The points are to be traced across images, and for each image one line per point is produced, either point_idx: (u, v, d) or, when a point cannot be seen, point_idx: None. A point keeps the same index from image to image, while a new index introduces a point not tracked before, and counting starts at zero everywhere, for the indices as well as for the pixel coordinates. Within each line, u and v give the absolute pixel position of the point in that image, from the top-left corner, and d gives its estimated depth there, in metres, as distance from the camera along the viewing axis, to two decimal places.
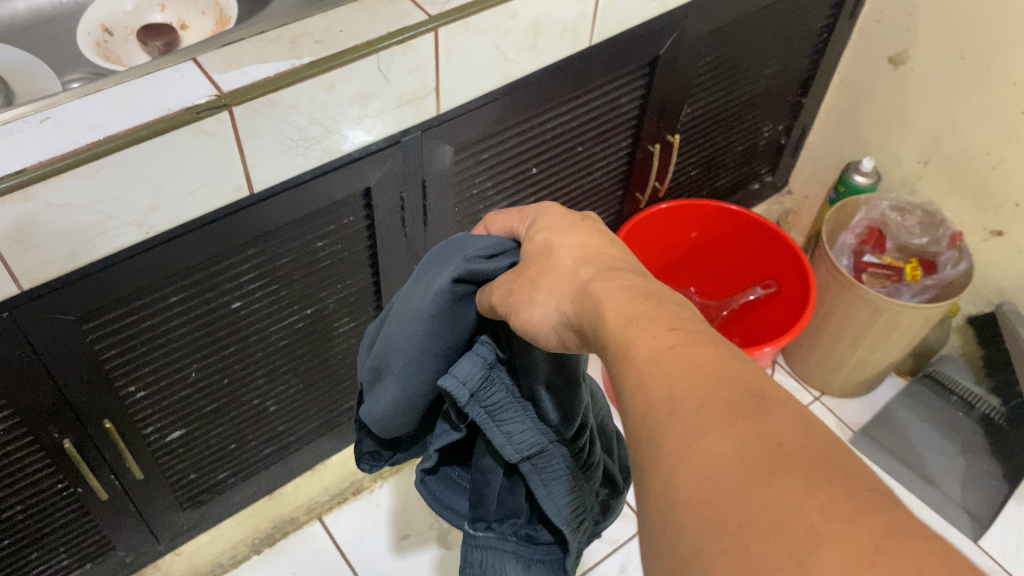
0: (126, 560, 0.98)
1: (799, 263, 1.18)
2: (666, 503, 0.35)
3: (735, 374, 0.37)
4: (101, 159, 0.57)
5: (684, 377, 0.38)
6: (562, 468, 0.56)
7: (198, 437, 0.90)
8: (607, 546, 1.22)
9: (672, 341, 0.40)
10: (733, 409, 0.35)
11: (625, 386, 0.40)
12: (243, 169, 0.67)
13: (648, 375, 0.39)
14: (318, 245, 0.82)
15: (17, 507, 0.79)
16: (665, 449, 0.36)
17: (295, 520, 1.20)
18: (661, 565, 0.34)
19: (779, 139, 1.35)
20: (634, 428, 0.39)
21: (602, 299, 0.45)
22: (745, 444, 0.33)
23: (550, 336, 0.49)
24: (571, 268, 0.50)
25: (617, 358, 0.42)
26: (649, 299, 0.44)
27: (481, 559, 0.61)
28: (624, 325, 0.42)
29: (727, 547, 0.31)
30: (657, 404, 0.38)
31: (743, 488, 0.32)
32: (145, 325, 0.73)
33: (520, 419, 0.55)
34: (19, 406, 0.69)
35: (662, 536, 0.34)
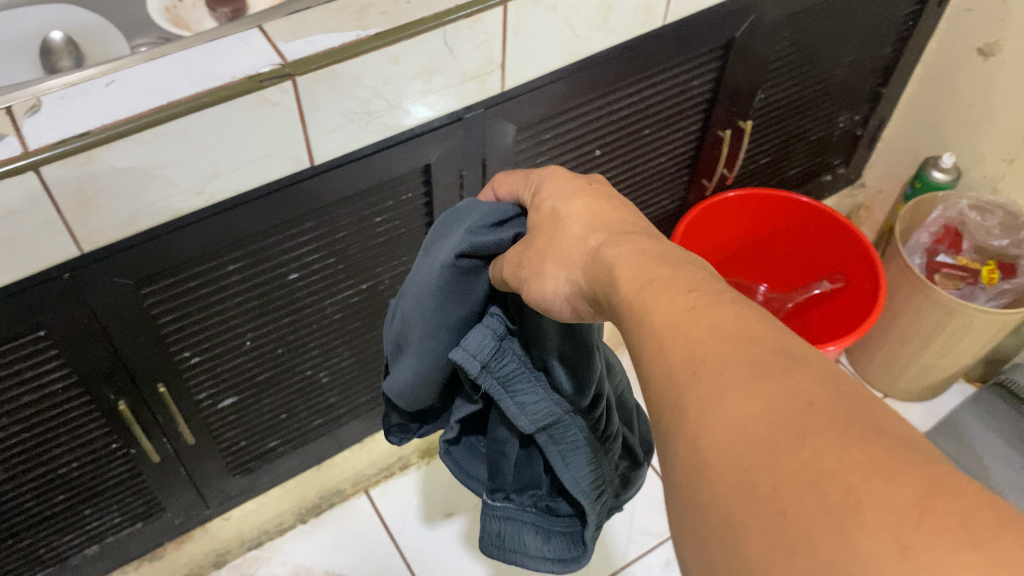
0: (175, 521, 1.00)
1: (869, 259, 1.14)
2: (692, 470, 0.33)
3: (759, 333, 0.35)
4: (162, 124, 0.57)
5: (705, 336, 0.35)
6: (578, 438, 0.55)
7: (249, 405, 0.91)
8: (653, 539, 1.20)
9: (688, 302, 0.37)
10: (757, 367, 0.33)
11: (642, 361, 0.38)
12: (305, 141, 0.66)
13: (667, 338, 0.37)
14: (375, 220, 0.81)
15: (72, 464, 0.80)
16: (689, 413, 0.34)
17: (342, 492, 1.20)
18: (690, 536, 0.32)
19: (854, 130, 1.30)
20: (656, 400, 0.36)
21: (614, 266, 0.43)
22: (772, 405, 0.31)
23: (563, 307, 0.48)
24: (579, 235, 0.47)
25: (633, 325, 0.40)
26: (666, 260, 0.41)
27: (500, 529, 0.63)
28: (638, 290, 0.40)
29: (760, 514, 0.29)
30: (677, 367, 0.35)
31: (773, 450, 0.30)
32: (202, 293, 0.73)
33: (534, 389, 0.54)
34: (76, 366, 0.70)
35: (690, 505, 0.32)
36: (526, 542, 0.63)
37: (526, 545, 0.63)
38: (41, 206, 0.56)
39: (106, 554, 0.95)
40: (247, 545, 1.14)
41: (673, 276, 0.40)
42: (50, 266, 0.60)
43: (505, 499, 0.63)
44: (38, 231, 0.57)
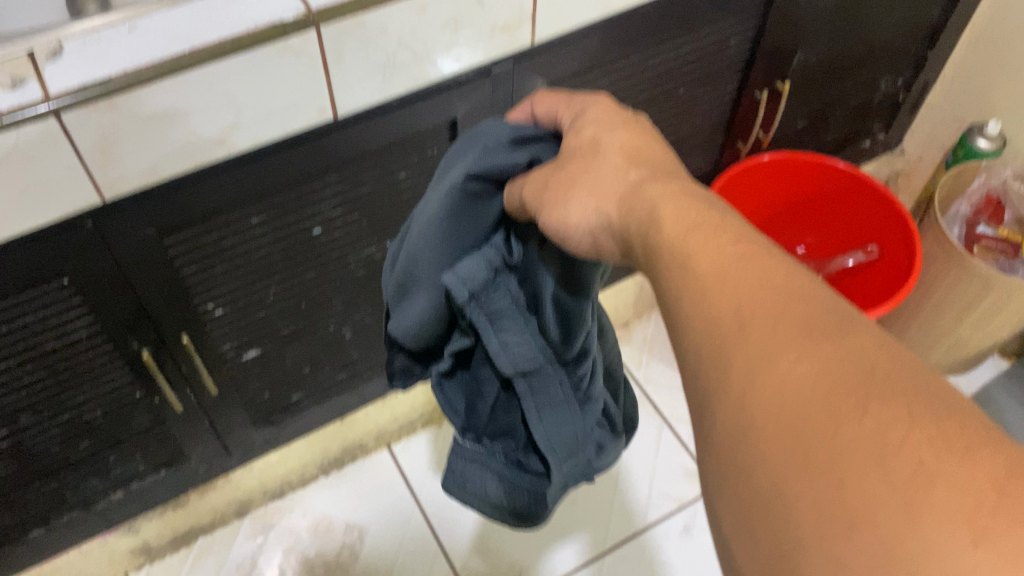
0: (199, 470, 1.01)
1: (906, 230, 1.11)
2: (735, 431, 0.32)
3: (812, 295, 0.34)
4: (187, 71, 0.56)
5: (754, 291, 0.34)
6: (558, 394, 0.56)
7: (273, 358, 0.91)
8: (672, 504, 1.19)
9: (732, 252, 0.36)
10: (811, 330, 0.32)
11: (675, 312, 0.37)
12: (329, 92, 0.64)
13: (710, 287, 0.35)
14: (400, 176, 0.79)
15: (97, 411, 0.81)
16: (735, 369, 0.33)
17: (364, 447, 1.21)
18: (728, 498, 0.32)
19: (897, 94, 1.25)
20: (692, 354, 0.35)
21: (654, 206, 0.41)
22: (830, 370, 0.30)
23: (583, 239, 0.45)
24: (619, 166, 0.45)
25: (669, 270, 0.38)
26: (707, 208, 0.40)
27: (463, 470, 0.66)
28: (682, 235, 0.38)
29: (814, 483, 0.29)
30: (723, 320, 0.34)
31: (831, 417, 0.29)
32: (225, 245, 0.73)
33: (518, 331, 0.53)
34: (99, 313, 0.70)
35: (730, 466, 0.32)
36: (486, 486, 0.66)
37: (487, 489, 0.66)
38: (63, 152, 0.55)
39: (132, 499, 0.97)
40: (269, 495, 1.16)
41: (717, 224, 0.39)
42: (71, 213, 0.60)
43: (478, 442, 0.65)
44: (61, 177, 0.57)
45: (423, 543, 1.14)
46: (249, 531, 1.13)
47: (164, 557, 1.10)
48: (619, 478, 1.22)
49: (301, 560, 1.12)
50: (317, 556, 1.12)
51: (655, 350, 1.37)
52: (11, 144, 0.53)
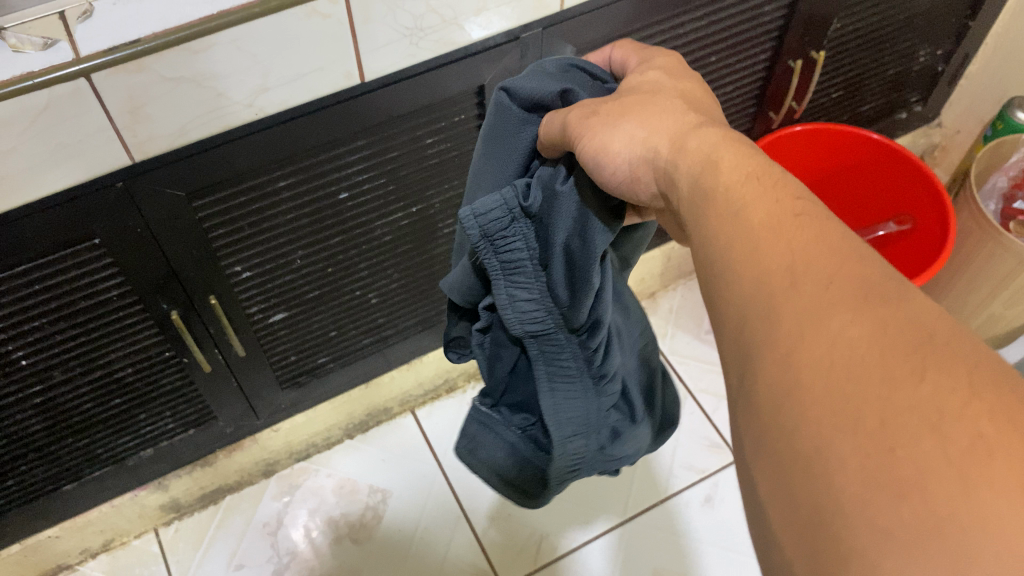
0: (227, 430, 1.03)
1: (939, 202, 1.09)
2: (781, 389, 0.31)
3: (871, 258, 0.33)
4: (214, 34, 0.56)
5: (810, 251, 0.33)
6: (570, 367, 0.57)
7: (300, 320, 0.92)
8: (695, 475, 1.20)
9: (786, 208, 0.36)
10: (869, 290, 0.31)
11: (715, 263, 0.36)
12: (355, 55, 0.64)
13: (762, 239, 0.35)
14: (427, 142, 0.79)
15: (127, 369, 0.82)
16: (784, 326, 0.32)
17: (389, 411, 1.23)
18: (767, 458, 0.31)
19: (935, 66, 1.22)
20: (734, 308, 0.35)
21: (710, 151, 0.40)
22: (886, 333, 0.29)
23: (620, 168, 0.45)
24: (678, 107, 0.45)
25: (718, 217, 0.37)
26: (762, 162, 0.39)
27: (474, 435, 0.66)
28: (739, 182, 0.38)
29: (863, 447, 0.27)
30: (773, 274, 0.33)
31: (885, 381, 0.28)
32: (255, 208, 0.74)
33: (530, 288, 0.54)
34: (130, 274, 0.71)
35: (772, 425, 0.31)
36: (495, 456, 0.66)
37: (495, 458, 0.66)
38: (92, 113, 0.56)
39: (160, 457, 0.99)
40: (295, 457, 1.18)
41: (777, 181, 0.38)
42: (100, 173, 0.60)
43: (493, 408, 0.66)
44: (90, 137, 0.57)
45: (445, 507, 1.16)
46: (276, 490, 1.16)
47: (193, 514, 1.13)
48: None
49: (326, 521, 1.14)
50: (342, 518, 1.14)
51: (680, 321, 1.36)
52: (43, 105, 0.53)
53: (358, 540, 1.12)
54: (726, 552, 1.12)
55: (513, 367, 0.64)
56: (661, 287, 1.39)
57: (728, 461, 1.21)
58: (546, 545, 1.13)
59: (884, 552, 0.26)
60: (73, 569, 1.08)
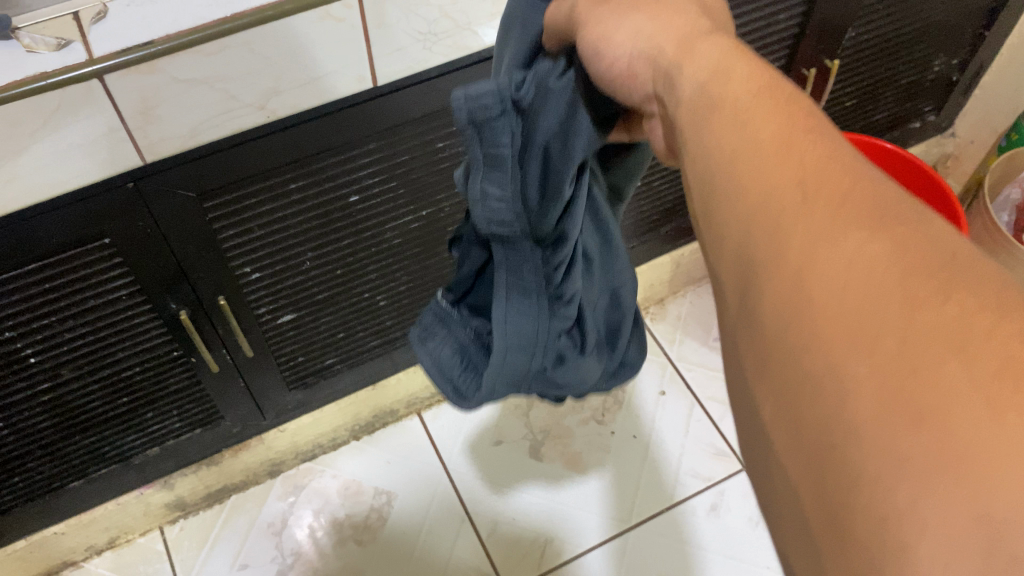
0: (233, 429, 1.03)
1: (953, 214, 1.07)
2: (783, 304, 0.27)
3: (883, 181, 0.29)
4: (227, 37, 0.55)
5: (818, 164, 0.29)
6: (529, 282, 0.49)
7: (308, 322, 0.92)
8: (700, 482, 1.19)
9: (791, 114, 0.31)
10: (882, 208, 0.27)
11: (704, 175, 0.32)
12: (369, 60, 0.64)
13: (766, 146, 0.30)
14: (438, 145, 0.79)
15: (135, 368, 0.82)
16: (789, 237, 0.27)
17: (395, 413, 1.23)
18: (769, 380, 0.27)
19: (949, 76, 1.21)
20: (726, 219, 0.30)
21: (716, 57, 0.34)
22: (905, 252, 0.25)
23: (618, 62, 0.38)
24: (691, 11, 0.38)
25: (717, 122, 0.32)
26: (773, 74, 0.34)
27: (430, 325, 0.58)
28: (748, 92, 0.32)
29: (880, 366, 0.23)
30: (779, 182, 0.29)
31: (904, 298, 0.24)
32: (264, 209, 0.74)
33: (504, 184, 0.46)
34: (139, 273, 0.71)
35: (781, 352, 0.27)
36: (441, 352, 0.57)
37: (440, 354, 0.57)
38: (105, 114, 0.56)
39: (166, 455, 0.99)
40: (301, 457, 1.18)
41: (781, 90, 0.33)
42: (112, 174, 0.60)
43: (455, 305, 0.57)
44: (101, 138, 0.57)
45: (450, 509, 1.16)
46: (281, 490, 1.16)
47: (198, 512, 1.13)
48: (648, 453, 1.22)
49: (331, 521, 1.14)
50: (346, 518, 1.14)
51: (688, 328, 1.36)
52: (56, 106, 0.53)
53: (361, 542, 1.12)
54: (730, 560, 1.12)
55: (482, 267, 0.56)
56: (670, 293, 1.38)
57: (735, 470, 1.20)
58: (551, 549, 1.12)
59: (902, 478, 0.22)
60: (78, 565, 1.08)
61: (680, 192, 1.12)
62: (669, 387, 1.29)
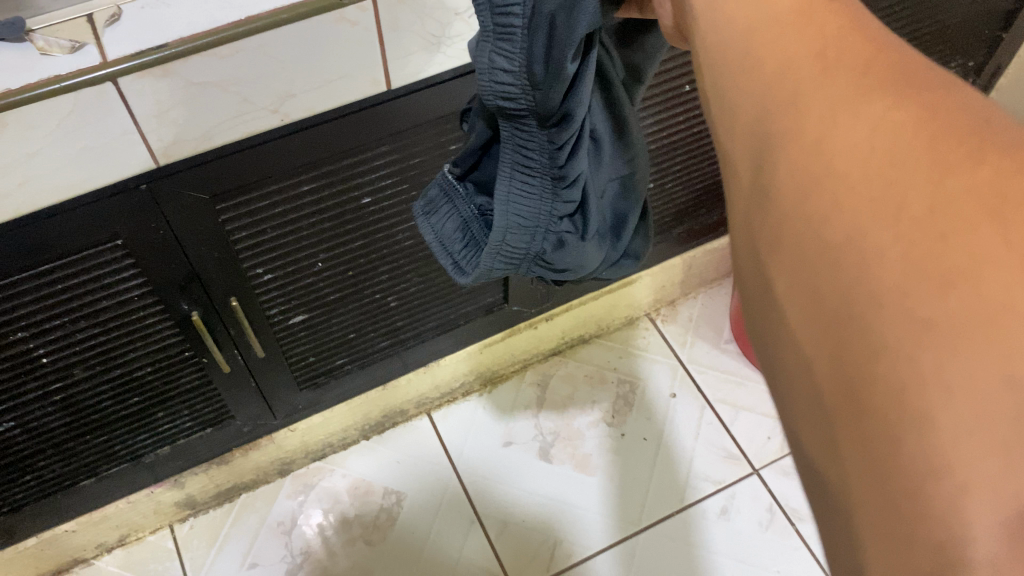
0: (244, 429, 1.03)
1: None
2: (801, 173, 0.26)
3: (911, 54, 0.28)
4: (241, 40, 0.55)
5: (843, 39, 0.28)
6: (534, 158, 0.48)
7: (319, 323, 0.92)
8: (710, 486, 1.18)
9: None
10: (907, 79, 0.27)
11: (723, 52, 0.31)
12: (382, 63, 0.64)
13: (787, 24, 0.30)
14: (450, 148, 0.79)
15: (147, 367, 0.82)
16: (810, 106, 0.27)
17: (404, 413, 1.23)
18: (777, 250, 0.26)
19: (966, 78, 1.20)
20: (739, 93, 0.30)
21: None
22: (934, 117, 0.25)
23: None
24: None
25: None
26: None
27: (432, 195, 0.56)
28: None
29: (906, 233, 0.23)
30: (803, 58, 0.28)
31: (932, 161, 0.24)
32: (277, 211, 0.74)
33: (510, 62, 0.43)
34: (151, 274, 0.71)
35: (790, 214, 0.26)
36: (444, 225, 0.56)
37: (443, 227, 0.56)
38: (119, 117, 0.55)
39: (177, 454, 0.99)
40: (311, 456, 1.18)
41: None
42: (125, 176, 0.60)
43: (460, 180, 0.55)
44: (115, 141, 0.57)
45: (460, 509, 1.15)
46: (290, 489, 1.16)
47: (208, 511, 1.13)
48: (660, 454, 1.21)
49: (341, 520, 1.14)
50: (356, 517, 1.14)
51: (699, 331, 1.35)
52: (69, 109, 0.53)
53: (371, 542, 1.12)
54: (740, 565, 1.11)
55: (488, 143, 0.54)
56: (681, 294, 1.38)
57: (745, 473, 1.19)
58: (560, 551, 1.12)
59: (926, 350, 0.22)
60: (89, 563, 1.09)
61: (692, 194, 1.12)
62: (680, 389, 1.28)
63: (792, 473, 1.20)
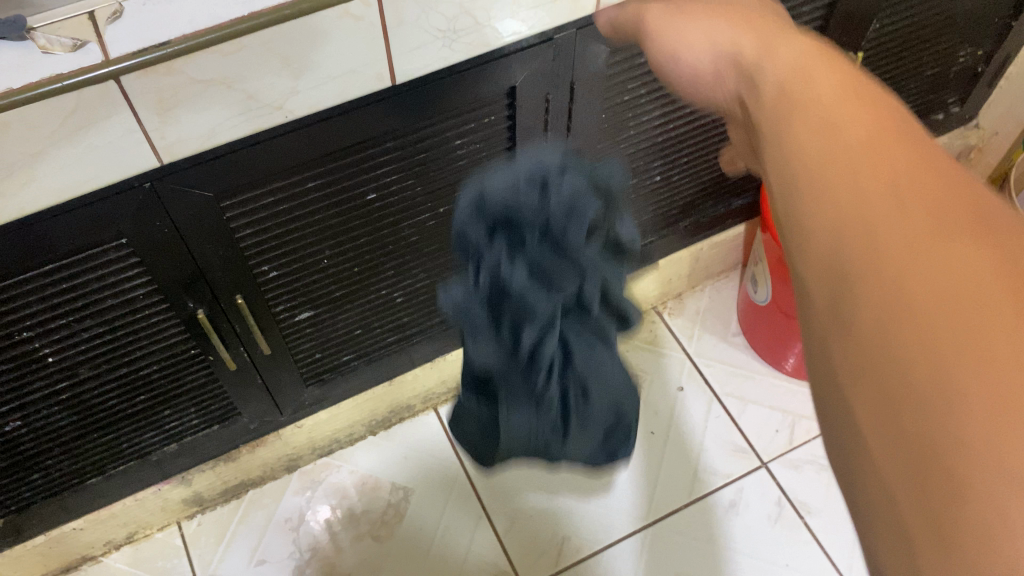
0: (250, 426, 1.02)
1: None
2: (886, 322, 0.33)
3: (978, 199, 0.35)
4: (245, 36, 0.55)
5: (915, 189, 0.35)
6: (520, 394, 0.59)
7: (325, 319, 0.91)
8: (718, 479, 1.18)
9: (890, 143, 0.37)
10: (978, 232, 0.33)
11: (803, 195, 0.38)
12: (387, 58, 0.63)
13: (859, 176, 0.36)
14: (455, 143, 0.78)
15: (153, 366, 0.82)
16: (892, 260, 0.34)
17: (411, 408, 1.22)
18: (868, 390, 0.33)
19: (975, 66, 1.19)
20: (828, 237, 0.36)
21: (803, 87, 0.42)
22: (1003, 275, 0.32)
23: (706, 61, 0.51)
24: (742, 19, 0.50)
25: (797, 155, 0.40)
26: (863, 87, 0.41)
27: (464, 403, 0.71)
28: (828, 112, 0.40)
29: (987, 382, 0.30)
30: (881, 209, 0.35)
31: (1002, 318, 0.31)
32: (282, 208, 0.73)
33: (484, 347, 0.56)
34: (156, 273, 0.71)
35: (879, 363, 0.33)
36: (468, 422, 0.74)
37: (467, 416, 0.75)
38: (122, 115, 0.55)
39: (184, 452, 0.99)
40: (319, 452, 1.18)
41: (875, 105, 0.40)
42: (130, 174, 0.60)
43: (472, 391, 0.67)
44: (119, 140, 0.57)
45: (468, 505, 1.15)
46: (298, 485, 1.16)
47: (216, 508, 1.13)
48: (668, 448, 1.21)
49: (348, 516, 1.14)
50: (363, 513, 1.14)
51: (706, 323, 1.34)
52: (72, 107, 0.52)
53: (379, 537, 1.12)
54: (752, 559, 1.11)
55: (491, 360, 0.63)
56: (688, 287, 1.37)
57: (754, 467, 1.19)
58: (569, 546, 1.12)
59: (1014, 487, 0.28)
60: (97, 560, 1.09)
61: (699, 187, 1.11)
62: (688, 382, 1.28)
63: (801, 466, 1.20)
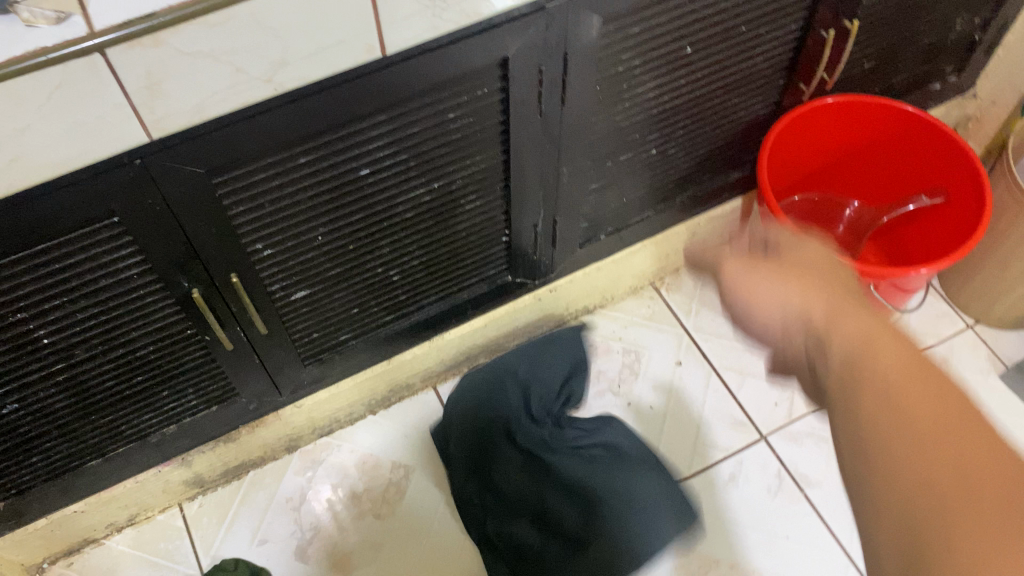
0: (250, 406, 1.02)
1: (975, 177, 1.06)
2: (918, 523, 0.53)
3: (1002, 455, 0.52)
4: (231, 7, 0.54)
5: (941, 439, 0.54)
6: None
7: (322, 298, 0.91)
8: (718, 453, 1.18)
9: (948, 423, 0.55)
10: (977, 463, 0.52)
11: (859, 415, 0.60)
12: (377, 29, 0.62)
13: (898, 439, 0.56)
14: (449, 116, 0.78)
15: (150, 347, 0.82)
16: (925, 481, 0.54)
17: (411, 387, 1.22)
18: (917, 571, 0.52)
19: (972, 35, 1.18)
20: (884, 487, 0.56)
21: (870, 373, 0.60)
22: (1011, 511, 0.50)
23: (775, 329, 0.72)
24: (807, 299, 0.67)
25: (850, 391, 0.61)
26: (920, 368, 0.59)
27: None
28: (888, 379, 0.59)
29: None
30: (921, 484, 0.54)
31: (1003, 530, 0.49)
32: (274, 184, 0.73)
33: None
34: (150, 252, 0.71)
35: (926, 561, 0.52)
36: None
37: None
38: (110, 88, 0.54)
39: (185, 433, 0.99)
40: (318, 432, 1.18)
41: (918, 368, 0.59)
42: (120, 150, 0.59)
43: None
44: (107, 116, 0.56)
45: None
46: (299, 465, 1.16)
47: (217, 489, 1.14)
48: (668, 422, 1.21)
49: (350, 496, 1.14)
50: (365, 492, 1.15)
51: (705, 298, 1.34)
52: (58, 82, 0.52)
53: (381, 515, 1.13)
54: (752, 532, 1.12)
55: None
56: (686, 262, 1.36)
57: (753, 440, 1.19)
58: None
59: None
60: (100, 543, 1.09)
61: (695, 160, 1.10)
62: (686, 357, 1.27)
63: (801, 438, 1.20)
